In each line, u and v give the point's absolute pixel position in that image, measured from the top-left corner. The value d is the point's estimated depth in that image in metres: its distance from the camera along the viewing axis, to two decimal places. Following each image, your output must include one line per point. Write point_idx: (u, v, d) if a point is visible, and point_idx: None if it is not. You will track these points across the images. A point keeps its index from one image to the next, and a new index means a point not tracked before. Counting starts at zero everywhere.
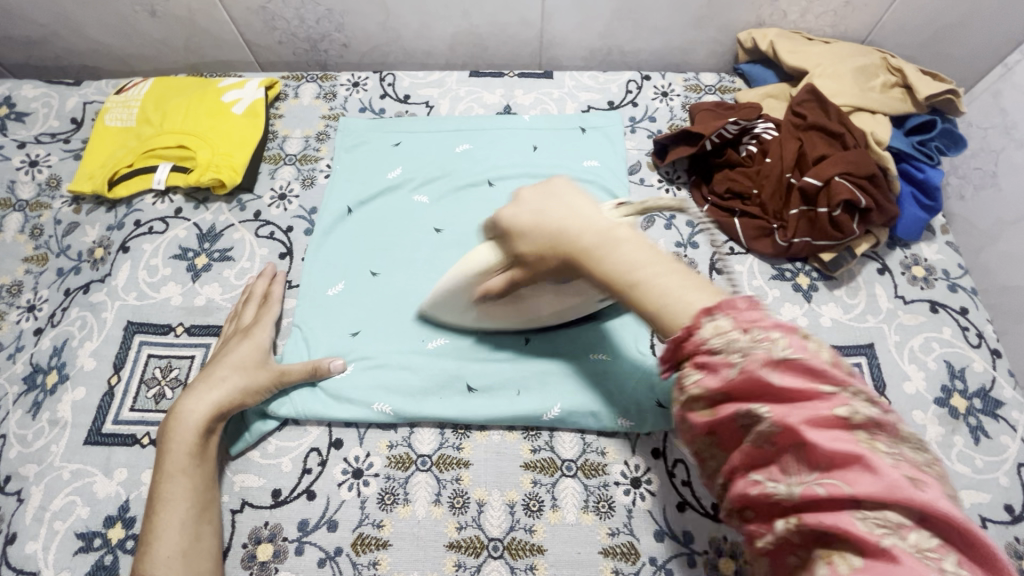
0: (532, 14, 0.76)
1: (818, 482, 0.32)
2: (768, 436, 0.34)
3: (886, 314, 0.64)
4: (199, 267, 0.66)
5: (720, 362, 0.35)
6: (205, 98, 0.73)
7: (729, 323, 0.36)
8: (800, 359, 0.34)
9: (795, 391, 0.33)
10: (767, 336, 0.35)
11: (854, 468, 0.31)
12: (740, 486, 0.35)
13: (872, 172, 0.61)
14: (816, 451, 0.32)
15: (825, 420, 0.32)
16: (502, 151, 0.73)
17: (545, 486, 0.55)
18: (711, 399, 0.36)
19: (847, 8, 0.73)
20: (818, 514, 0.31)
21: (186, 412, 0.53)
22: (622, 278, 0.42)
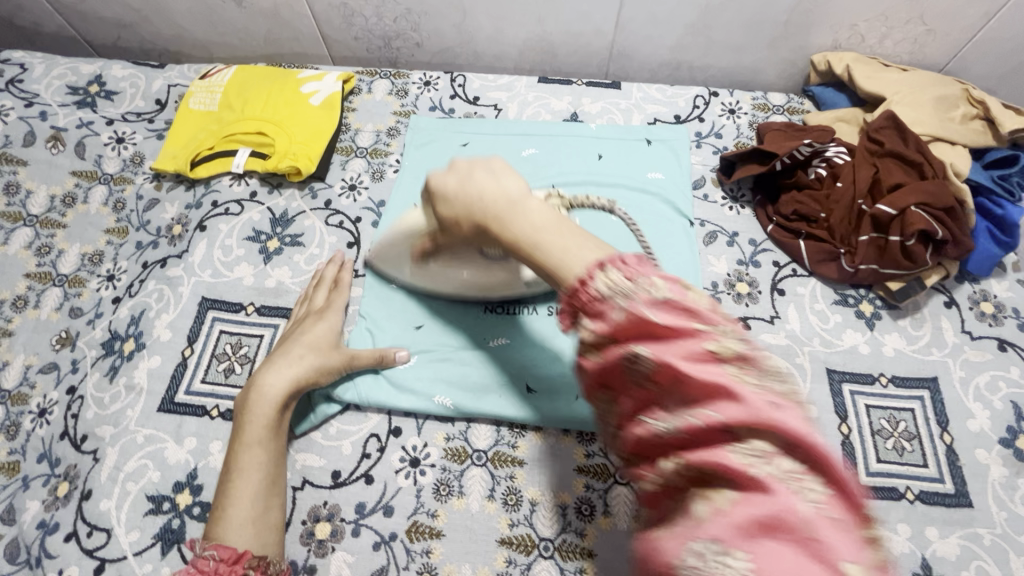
0: (606, 25, 0.77)
1: (693, 415, 0.31)
2: (649, 375, 0.33)
3: (951, 348, 0.63)
4: (271, 250, 0.68)
5: (607, 307, 0.36)
6: (285, 88, 0.76)
7: (619, 274, 0.36)
8: (680, 300, 0.34)
9: (673, 328, 0.33)
10: (649, 282, 0.35)
11: (723, 399, 0.31)
12: (632, 434, 0.34)
13: (950, 204, 0.60)
14: (689, 384, 0.32)
15: (696, 354, 0.32)
16: (567, 158, 0.74)
17: (597, 492, 0.55)
18: (598, 343, 0.36)
19: (928, 36, 0.72)
20: (696, 453, 0.31)
21: (268, 385, 0.55)
22: (524, 235, 0.43)
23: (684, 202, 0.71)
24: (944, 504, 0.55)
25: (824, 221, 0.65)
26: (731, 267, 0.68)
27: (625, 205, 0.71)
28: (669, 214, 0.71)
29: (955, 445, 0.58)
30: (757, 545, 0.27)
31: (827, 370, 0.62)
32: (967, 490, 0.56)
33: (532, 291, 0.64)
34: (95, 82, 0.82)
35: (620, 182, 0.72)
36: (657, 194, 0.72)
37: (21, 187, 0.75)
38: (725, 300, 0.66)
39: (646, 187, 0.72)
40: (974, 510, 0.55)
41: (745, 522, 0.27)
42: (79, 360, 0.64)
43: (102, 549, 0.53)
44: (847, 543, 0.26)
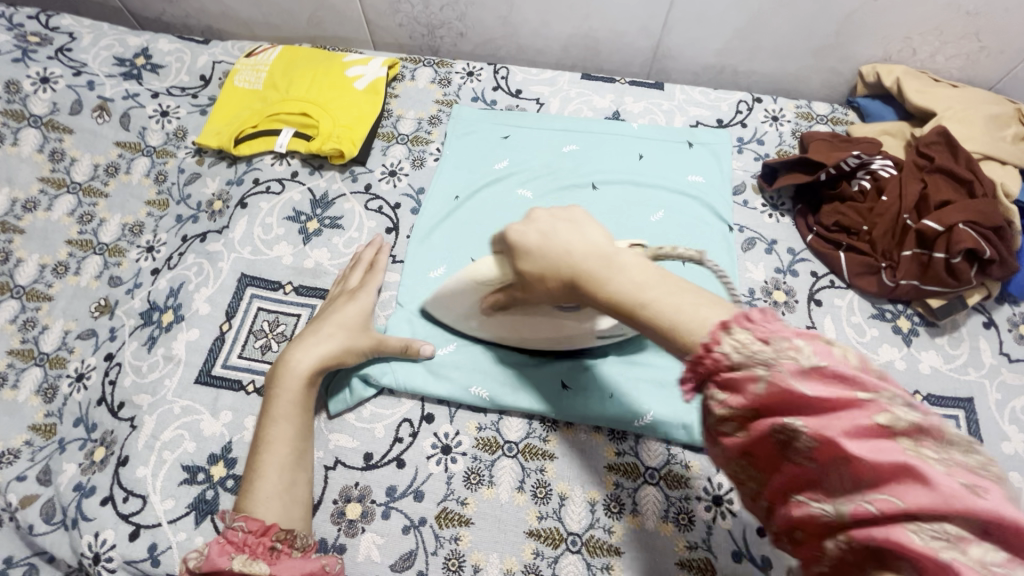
0: (654, 25, 0.77)
1: (868, 500, 0.28)
2: (809, 452, 0.30)
3: (988, 369, 0.62)
4: (310, 231, 0.69)
5: (744, 378, 0.32)
6: (330, 70, 0.77)
7: (748, 335, 0.33)
8: (830, 364, 0.30)
9: (830, 400, 0.30)
10: (789, 344, 0.31)
11: (904, 480, 0.27)
12: (789, 515, 0.31)
13: (999, 224, 0.59)
14: (861, 464, 0.28)
15: (865, 430, 0.29)
16: (607, 156, 0.74)
17: (626, 490, 0.56)
18: (741, 418, 0.33)
19: (981, 53, 0.71)
20: (869, 536, 0.27)
21: (298, 362, 0.56)
22: (627, 301, 0.40)
23: (724, 207, 0.71)
24: None
25: (867, 233, 0.65)
26: (768, 274, 0.68)
27: (665, 206, 0.71)
28: (708, 218, 0.70)
29: None
30: None
31: None
32: None
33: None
34: (141, 54, 0.83)
35: (660, 183, 0.72)
36: (697, 197, 0.71)
37: (66, 155, 0.76)
38: (761, 307, 0.66)
39: (685, 190, 0.72)
40: None
41: None
42: (118, 328, 0.65)
43: (137, 515, 0.53)
44: None
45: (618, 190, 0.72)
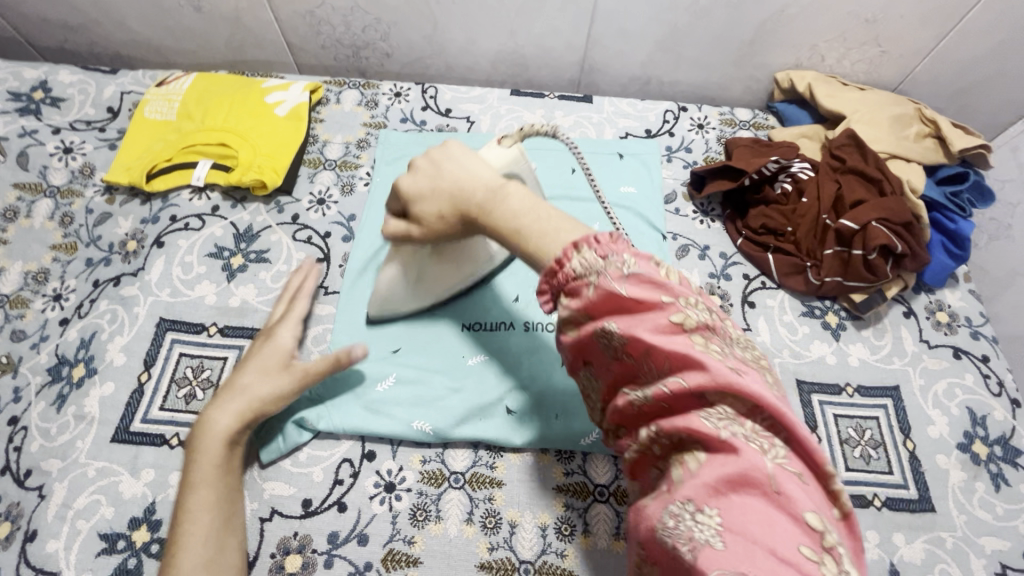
0: (578, 39, 0.77)
1: (665, 383, 0.33)
2: (622, 348, 0.35)
3: (911, 357, 0.65)
4: (235, 267, 0.65)
5: (580, 286, 0.36)
6: (248, 97, 0.73)
7: (593, 253, 0.35)
8: (649, 273, 0.34)
9: (643, 303, 0.34)
10: (620, 258, 0.35)
11: (691, 369, 0.32)
12: (614, 404, 0.37)
13: (908, 220, 0.62)
14: (659, 356, 0.33)
15: (664, 327, 0.33)
16: (540, 172, 0.74)
17: (577, 511, 0.55)
18: (575, 321, 0.37)
19: (882, 57, 0.75)
20: (671, 419, 0.33)
21: (221, 420, 0.52)
22: (506, 221, 0.42)
23: (657, 216, 0.72)
24: (908, 510, 0.57)
25: (791, 234, 0.67)
26: (702, 279, 0.69)
27: (599, 219, 0.71)
28: (642, 229, 0.71)
29: (917, 452, 0.60)
30: (724, 501, 0.30)
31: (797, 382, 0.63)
32: (929, 495, 0.58)
33: (509, 309, 0.64)
34: (39, 88, 0.77)
35: (593, 197, 0.73)
36: (630, 208, 0.72)
37: None
38: None
39: (619, 202, 0.73)
40: (936, 514, 0.57)
41: (716, 482, 0.30)
42: (22, 388, 0.60)
43: None
44: (801, 492, 0.30)
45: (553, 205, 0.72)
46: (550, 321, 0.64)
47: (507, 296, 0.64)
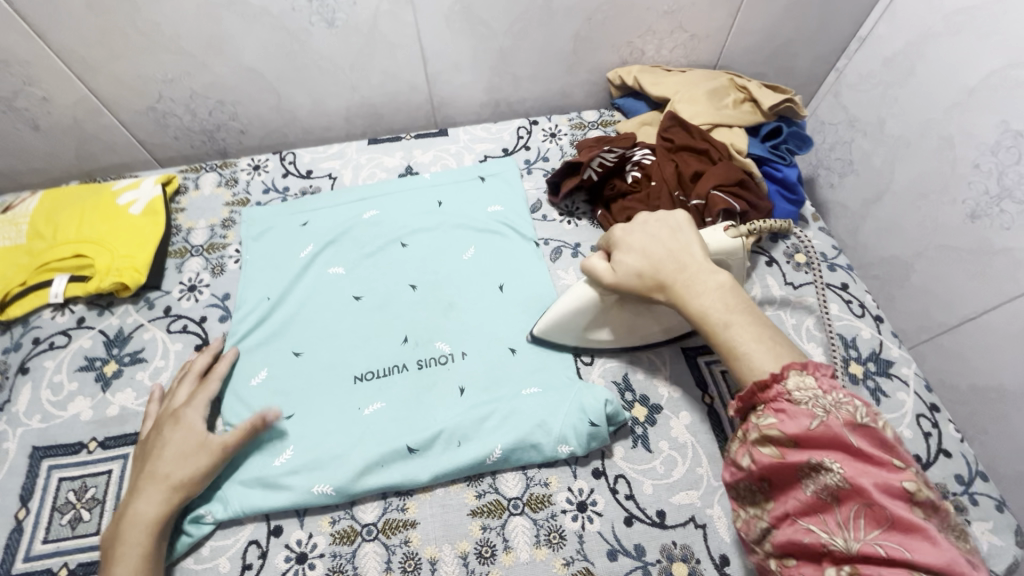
0: (418, 80, 0.81)
1: (876, 543, 0.38)
2: (833, 490, 0.41)
3: (780, 301, 0.70)
4: (109, 375, 0.63)
5: (801, 415, 0.43)
6: (99, 202, 0.72)
7: (813, 382, 0.45)
8: (876, 429, 0.42)
9: (870, 454, 0.41)
10: (850, 406, 0.43)
11: (917, 538, 0.37)
12: (790, 534, 0.42)
13: (740, 178, 0.68)
14: (879, 509, 0.39)
15: (894, 492, 0.39)
16: (408, 212, 0.76)
17: (495, 530, 0.55)
18: (779, 443, 0.44)
19: (692, 41, 0.83)
20: (877, 568, 0.37)
21: (139, 515, 0.51)
22: (701, 295, 0.53)
23: (527, 227, 0.74)
24: None
25: None
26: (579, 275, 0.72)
27: (472, 242, 0.73)
28: (515, 242, 0.73)
29: None
30: None
31: (682, 350, 0.66)
32: None
33: (399, 351, 0.64)
34: None
35: (461, 224, 0.75)
36: (501, 225, 0.75)
37: None
38: None
39: (490, 222, 0.75)
40: None
41: None
42: None
43: None
44: None
45: (427, 238, 0.74)
46: (442, 353, 0.64)
47: (395, 339, 0.65)
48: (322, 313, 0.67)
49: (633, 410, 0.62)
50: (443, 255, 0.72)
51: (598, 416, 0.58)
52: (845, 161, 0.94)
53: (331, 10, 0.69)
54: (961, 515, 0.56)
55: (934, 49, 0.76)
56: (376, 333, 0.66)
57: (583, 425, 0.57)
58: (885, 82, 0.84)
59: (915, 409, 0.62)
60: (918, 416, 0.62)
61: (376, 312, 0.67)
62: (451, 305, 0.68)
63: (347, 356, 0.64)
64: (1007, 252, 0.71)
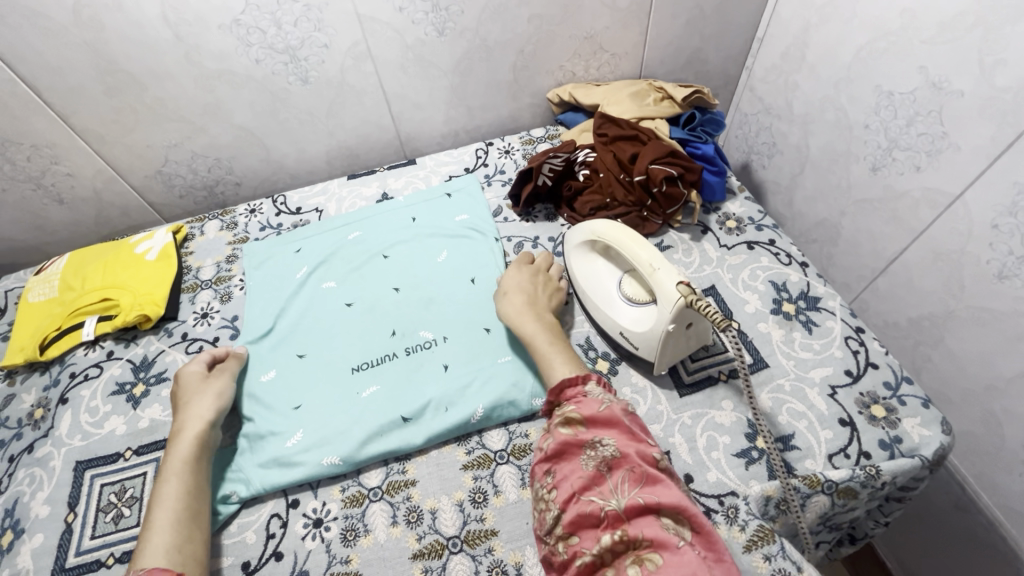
0: (386, 121, 0.95)
1: (638, 497, 0.48)
2: (609, 463, 0.51)
3: (717, 261, 0.80)
4: (138, 394, 0.72)
5: (593, 405, 0.55)
6: (118, 254, 0.84)
7: (601, 389, 0.58)
8: (636, 417, 0.56)
9: (635, 435, 0.53)
10: (620, 401, 0.57)
11: (660, 489, 0.48)
12: (579, 509, 0.49)
13: (671, 150, 0.79)
14: (638, 474, 0.49)
15: (649, 459, 0.51)
16: (386, 230, 0.87)
17: (485, 478, 0.62)
18: (576, 426, 0.54)
19: (614, 59, 0.97)
20: (635, 523, 0.46)
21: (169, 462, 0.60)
22: (539, 319, 0.67)
23: (490, 227, 0.85)
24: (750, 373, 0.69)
25: (613, 201, 0.81)
26: None
27: (445, 247, 0.84)
28: (483, 242, 0.83)
29: (742, 328, 0.73)
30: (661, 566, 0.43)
31: None
32: (761, 355, 0.70)
33: (389, 342, 0.73)
34: None
35: (435, 234, 0.85)
36: (468, 230, 0.85)
37: None
38: None
39: (458, 230, 0.85)
40: (770, 368, 0.69)
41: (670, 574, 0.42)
42: None
43: None
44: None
45: (404, 249, 0.84)
46: (426, 340, 0.74)
47: (384, 333, 0.74)
48: (317, 320, 0.77)
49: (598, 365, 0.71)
50: (419, 261, 0.82)
51: None
52: (770, 144, 1.07)
53: (303, 70, 0.83)
54: (891, 415, 0.64)
55: (813, 39, 0.89)
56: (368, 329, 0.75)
57: None
58: (786, 71, 0.97)
59: (843, 333, 0.71)
60: (845, 338, 0.71)
61: (365, 313, 0.77)
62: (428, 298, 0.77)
63: (342, 352, 0.73)
64: (905, 194, 0.81)
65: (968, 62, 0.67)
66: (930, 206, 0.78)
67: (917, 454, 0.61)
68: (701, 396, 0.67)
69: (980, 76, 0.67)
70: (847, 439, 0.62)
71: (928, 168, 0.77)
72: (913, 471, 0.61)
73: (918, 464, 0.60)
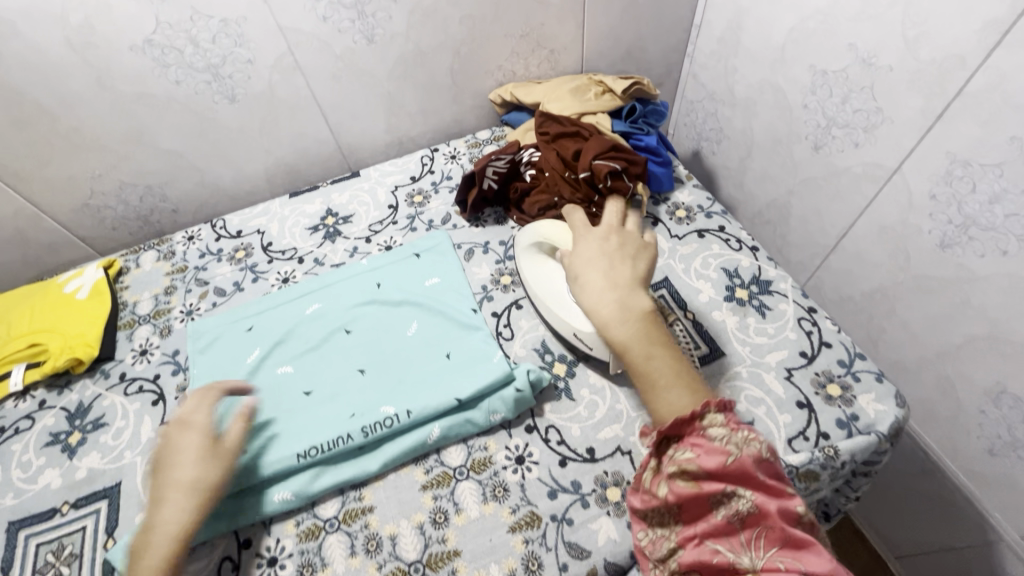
0: (324, 134, 0.92)
1: (777, 559, 0.43)
2: (740, 515, 0.46)
3: (668, 252, 0.79)
4: (74, 443, 0.68)
5: (718, 448, 0.48)
6: (46, 295, 0.79)
7: (726, 422, 0.49)
8: (774, 460, 0.49)
9: (773, 486, 0.46)
10: (753, 438, 0.48)
11: (805, 552, 0.43)
12: (698, 555, 0.46)
13: (613, 144, 0.77)
14: (777, 532, 0.44)
15: (791, 515, 0.45)
16: (347, 297, 0.77)
17: (445, 497, 0.60)
18: (696, 476, 0.48)
19: (553, 55, 0.95)
20: None
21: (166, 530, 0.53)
22: (634, 320, 0.57)
23: (441, 238, 0.82)
24: (707, 363, 0.68)
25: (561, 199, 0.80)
26: (492, 268, 0.80)
27: (413, 312, 0.74)
28: (460, 306, 0.74)
29: (697, 318, 0.72)
30: None
31: None
32: (717, 344, 0.69)
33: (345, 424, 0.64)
34: None
35: (402, 298, 0.76)
36: (437, 298, 0.76)
37: None
38: (496, 295, 0.77)
39: (427, 294, 0.76)
40: (727, 356, 0.68)
41: None
42: None
43: None
44: None
45: (368, 322, 0.74)
46: (388, 417, 0.64)
47: (343, 416, 0.65)
48: (268, 407, 0.67)
49: (554, 368, 0.69)
50: (385, 333, 0.73)
51: (521, 382, 0.65)
52: (717, 129, 1.07)
53: (228, 88, 0.79)
54: (847, 393, 0.64)
55: (747, 22, 0.90)
56: (324, 411, 0.66)
57: (508, 391, 0.65)
58: (725, 56, 0.98)
59: (796, 314, 0.71)
60: (798, 320, 0.71)
61: (325, 399, 0.68)
62: (380, 328, 0.73)
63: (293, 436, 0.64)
64: (847, 170, 0.82)
65: (892, 36, 0.68)
66: (871, 181, 0.78)
67: (874, 431, 0.61)
68: None
69: (905, 49, 0.67)
70: (805, 421, 0.62)
71: (865, 143, 0.77)
72: (871, 448, 0.60)
73: (875, 441, 0.60)
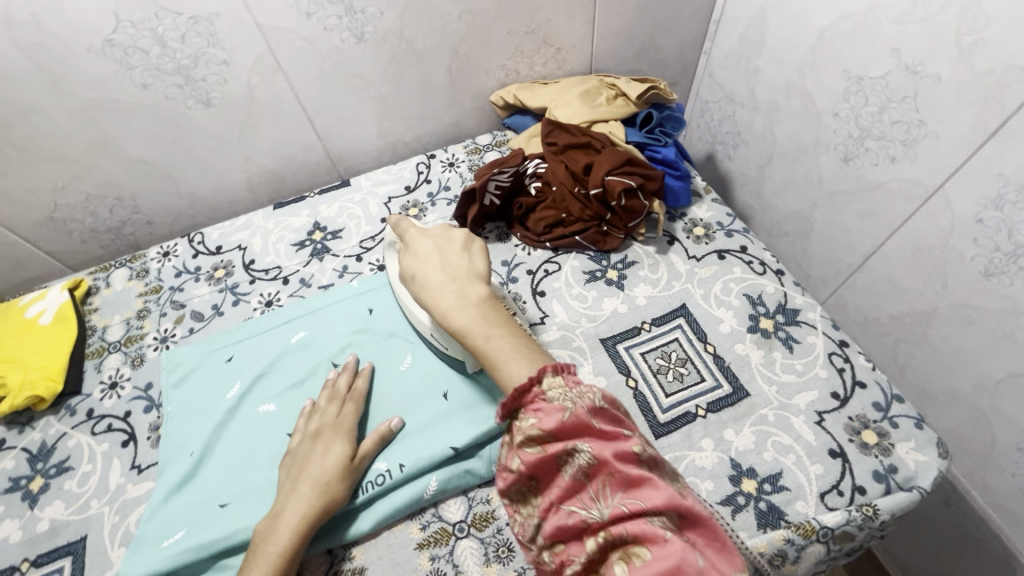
0: (311, 139, 0.84)
1: (621, 503, 0.41)
2: (585, 469, 0.43)
3: (686, 275, 0.73)
4: (35, 490, 0.62)
5: (552, 409, 0.45)
6: (6, 321, 0.72)
7: (562, 382, 0.46)
8: (611, 407, 0.45)
9: (611, 432, 0.44)
10: (590, 391, 0.45)
11: (645, 487, 0.41)
12: (558, 522, 0.44)
13: (627, 157, 0.70)
14: (618, 475, 0.42)
15: (631, 455, 0.42)
16: (338, 325, 0.70)
17: (444, 558, 0.55)
18: (540, 441, 0.45)
19: (560, 53, 0.88)
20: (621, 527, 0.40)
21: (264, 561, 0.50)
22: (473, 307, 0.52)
23: None
24: (729, 405, 0.62)
25: (569, 216, 0.74)
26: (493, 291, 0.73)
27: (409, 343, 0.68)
28: None
29: (717, 352, 0.66)
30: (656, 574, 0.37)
31: (600, 341, 0.68)
32: (741, 383, 0.64)
33: None
34: None
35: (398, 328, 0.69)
36: None
37: None
38: None
39: None
40: (752, 397, 0.62)
41: None
42: None
43: None
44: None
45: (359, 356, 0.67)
46: (378, 472, 0.58)
47: None
48: (247, 453, 0.61)
49: None
50: (378, 366, 0.66)
51: None
52: (734, 133, 1.00)
53: (203, 91, 0.72)
54: (884, 440, 0.59)
55: (773, 19, 0.82)
56: None
57: None
58: (747, 55, 0.90)
59: (827, 349, 0.65)
60: (829, 355, 0.65)
61: None
62: (371, 361, 0.67)
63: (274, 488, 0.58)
64: (881, 186, 0.75)
65: (944, 42, 0.61)
66: (908, 199, 0.72)
67: (915, 485, 0.56)
68: (678, 436, 0.60)
69: (957, 57, 0.60)
70: (839, 473, 0.57)
71: (903, 158, 0.70)
72: (912, 505, 0.55)
73: (916, 498, 0.55)
